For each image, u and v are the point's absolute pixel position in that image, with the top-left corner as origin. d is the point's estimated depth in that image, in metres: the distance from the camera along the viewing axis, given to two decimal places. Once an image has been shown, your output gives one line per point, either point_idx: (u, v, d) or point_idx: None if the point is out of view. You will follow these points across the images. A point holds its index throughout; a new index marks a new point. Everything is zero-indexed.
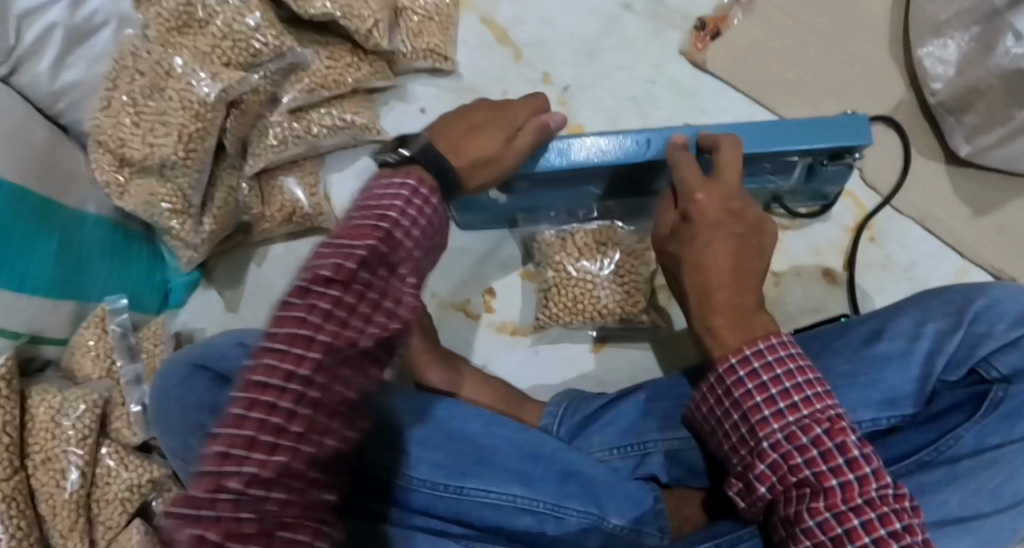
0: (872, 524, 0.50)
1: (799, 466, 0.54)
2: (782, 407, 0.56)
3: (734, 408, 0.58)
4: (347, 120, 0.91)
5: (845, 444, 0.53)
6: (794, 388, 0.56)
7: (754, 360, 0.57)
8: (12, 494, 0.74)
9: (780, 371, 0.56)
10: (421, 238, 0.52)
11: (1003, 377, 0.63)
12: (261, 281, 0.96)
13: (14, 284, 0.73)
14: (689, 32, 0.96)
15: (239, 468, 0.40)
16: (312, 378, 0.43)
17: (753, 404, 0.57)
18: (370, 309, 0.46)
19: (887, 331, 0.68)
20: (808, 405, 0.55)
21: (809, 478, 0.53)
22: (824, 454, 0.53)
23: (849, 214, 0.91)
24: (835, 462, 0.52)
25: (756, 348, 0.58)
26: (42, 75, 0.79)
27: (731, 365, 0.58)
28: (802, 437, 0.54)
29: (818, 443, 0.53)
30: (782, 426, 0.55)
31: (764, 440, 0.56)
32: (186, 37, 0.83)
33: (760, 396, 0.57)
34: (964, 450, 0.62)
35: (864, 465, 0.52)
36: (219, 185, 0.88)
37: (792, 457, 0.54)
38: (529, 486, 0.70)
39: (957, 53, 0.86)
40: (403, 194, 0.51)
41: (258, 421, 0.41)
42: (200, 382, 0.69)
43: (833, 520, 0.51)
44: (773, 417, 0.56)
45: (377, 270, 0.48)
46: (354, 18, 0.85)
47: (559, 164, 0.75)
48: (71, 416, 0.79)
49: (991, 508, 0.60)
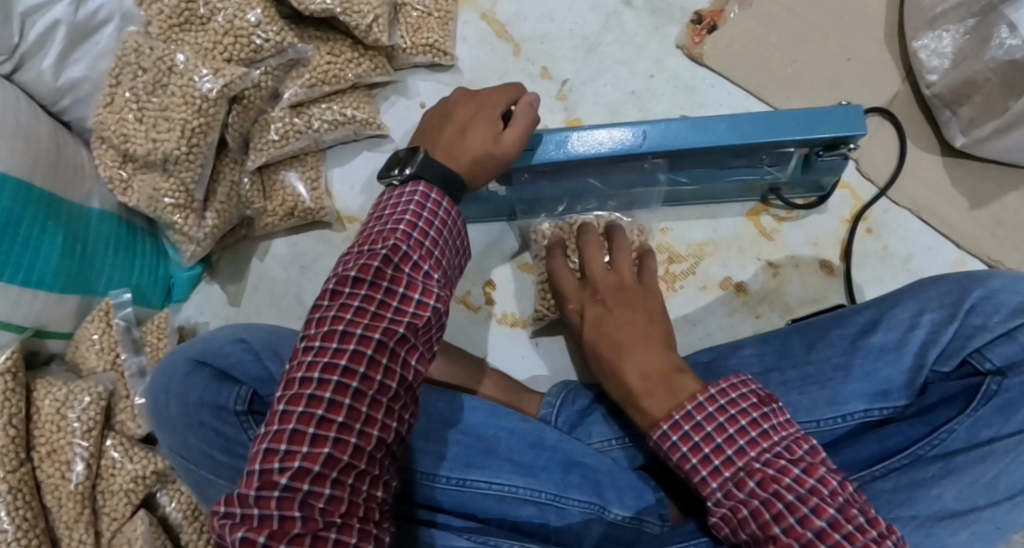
0: None
1: (746, 518, 0.56)
2: (716, 464, 0.58)
3: (678, 469, 0.61)
4: (348, 115, 0.93)
5: (779, 490, 0.55)
6: (726, 442, 0.58)
7: (684, 422, 0.60)
8: (18, 485, 0.75)
9: (710, 427, 0.58)
10: (437, 237, 0.64)
11: (998, 369, 0.63)
12: (264, 275, 0.97)
13: (20, 279, 0.75)
14: (687, 26, 0.96)
15: (290, 463, 0.53)
16: (343, 384, 0.56)
17: (691, 466, 0.59)
18: (387, 298, 0.59)
19: (883, 322, 0.68)
20: (742, 455, 0.58)
21: (756, 528, 0.55)
22: (765, 503, 0.55)
23: (846, 205, 0.91)
24: (776, 509, 0.55)
25: (685, 410, 0.60)
26: (46, 72, 0.81)
27: (664, 430, 0.61)
28: (742, 490, 0.57)
29: (756, 492, 0.56)
30: (720, 484, 0.58)
31: (707, 499, 0.59)
32: (188, 34, 0.84)
33: (696, 456, 0.59)
34: (958, 444, 0.62)
35: (802, 505, 0.54)
36: (221, 179, 0.89)
37: (738, 509, 0.57)
38: (531, 477, 0.71)
39: (953, 46, 0.86)
40: (414, 202, 0.64)
41: (306, 418, 0.55)
42: (201, 378, 0.70)
43: None
44: (710, 475, 0.58)
45: (395, 265, 0.61)
46: (354, 13, 0.85)
47: (558, 152, 0.75)
48: (76, 409, 0.79)
49: (988, 501, 0.60)
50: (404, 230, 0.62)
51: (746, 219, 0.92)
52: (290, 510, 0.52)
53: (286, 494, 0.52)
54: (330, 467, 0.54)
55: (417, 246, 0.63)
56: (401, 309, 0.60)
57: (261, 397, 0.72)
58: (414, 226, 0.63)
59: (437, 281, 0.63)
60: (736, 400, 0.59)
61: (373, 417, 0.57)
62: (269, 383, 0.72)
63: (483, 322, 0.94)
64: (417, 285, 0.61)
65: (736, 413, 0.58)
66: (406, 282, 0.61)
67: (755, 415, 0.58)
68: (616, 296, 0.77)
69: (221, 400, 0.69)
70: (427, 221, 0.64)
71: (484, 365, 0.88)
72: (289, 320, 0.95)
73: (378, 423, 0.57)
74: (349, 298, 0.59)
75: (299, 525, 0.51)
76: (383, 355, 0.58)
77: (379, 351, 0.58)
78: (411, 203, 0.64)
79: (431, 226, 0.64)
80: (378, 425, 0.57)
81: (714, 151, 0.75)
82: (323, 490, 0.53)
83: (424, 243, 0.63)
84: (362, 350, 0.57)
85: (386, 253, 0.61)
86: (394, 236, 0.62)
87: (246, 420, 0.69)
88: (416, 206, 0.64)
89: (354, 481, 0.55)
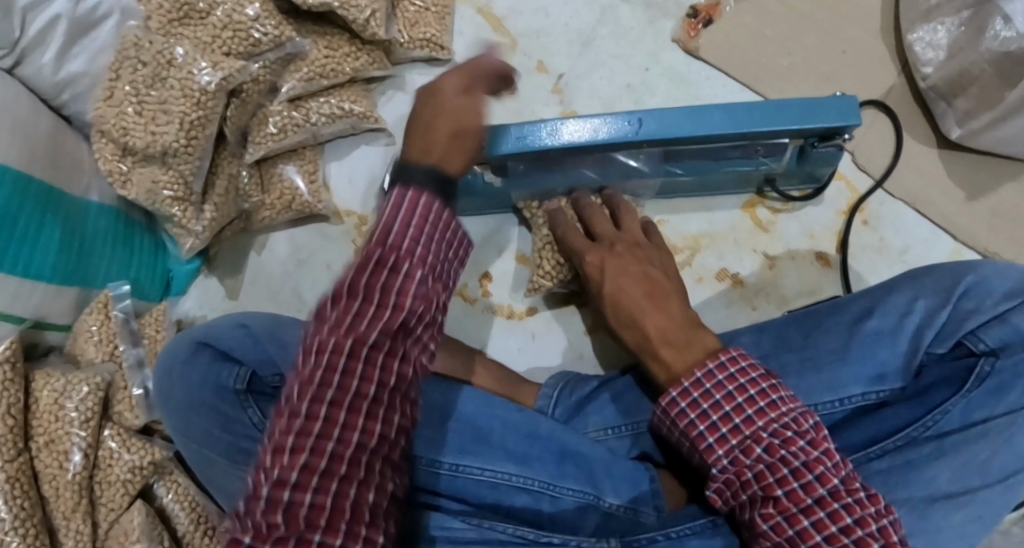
0: (822, 523, 0.55)
1: (748, 482, 0.59)
2: (723, 432, 0.61)
3: (686, 439, 0.64)
4: (346, 108, 0.93)
5: (785, 456, 0.57)
6: (734, 410, 0.60)
7: (694, 389, 0.62)
8: (16, 475, 0.75)
9: (719, 395, 0.61)
10: (431, 234, 0.53)
11: (990, 349, 0.64)
12: (263, 269, 0.97)
13: (18, 270, 0.75)
14: (682, 20, 0.97)
15: (277, 473, 0.46)
16: (333, 392, 0.49)
17: (699, 430, 0.62)
18: (378, 297, 0.51)
19: (878, 308, 0.68)
20: (750, 423, 0.60)
21: (759, 490, 0.58)
22: (769, 468, 0.58)
23: (842, 197, 0.91)
24: (780, 473, 0.57)
25: (693, 378, 0.62)
26: (46, 66, 0.81)
27: (673, 398, 0.63)
28: (748, 456, 0.59)
29: (761, 458, 0.59)
30: (727, 451, 0.61)
31: (713, 466, 0.61)
32: (187, 28, 0.85)
33: (704, 424, 0.62)
34: (952, 425, 0.63)
35: (806, 473, 0.56)
36: (219, 172, 0.90)
37: (741, 471, 0.60)
38: (524, 465, 0.72)
39: (948, 38, 0.87)
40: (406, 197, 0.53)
41: (293, 429, 0.48)
42: (202, 360, 0.74)
43: (784, 524, 0.56)
44: (717, 443, 0.61)
45: (383, 267, 0.51)
46: (352, 7, 0.86)
47: (521, 147, 0.75)
48: (74, 399, 0.79)
49: (980, 483, 0.61)
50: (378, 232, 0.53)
51: (741, 212, 0.92)
52: (274, 517, 0.45)
53: (270, 501, 0.46)
54: (319, 477, 0.47)
55: (409, 244, 0.52)
56: (392, 313, 0.51)
57: (262, 377, 0.75)
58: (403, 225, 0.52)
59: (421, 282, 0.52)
60: (751, 368, 0.61)
61: (369, 425, 0.49)
62: (269, 364, 0.75)
63: (480, 314, 0.94)
64: (409, 288, 0.52)
65: (745, 382, 0.61)
66: (380, 288, 0.51)
67: (765, 385, 0.60)
68: (632, 250, 0.80)
69: (222, 380, 0.73)
70: (421, 218, 0.52)
71: (481, 356, 0.88)
72: (287, 313, 0.96)
73: (374, 430, 0.50)
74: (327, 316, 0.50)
75: (284, 532, 0.45)
76: (380, 355, 0.50)
77: (375, 352, 0.50)
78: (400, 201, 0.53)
79: (408, 222, 0.52)
80: (376, 433, 0.50)
81: (714, 141, 0.75)
82: (306, 497, 0.46)
83: (407, 244, 0.52)
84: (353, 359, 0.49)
85: (378, 257, 0.51)
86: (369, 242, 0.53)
87: (246, 399, 0.73)
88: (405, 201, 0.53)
89: (339, 485, 0.47)
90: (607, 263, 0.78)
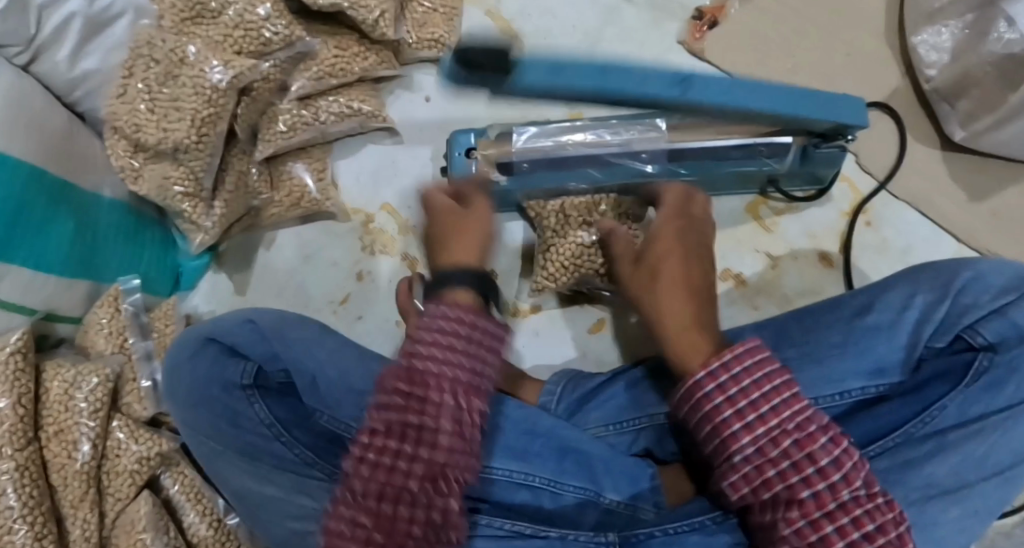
0: (845, 529, 0.53)
1: (771, 479, 0.54)
2: (751, 420, 0.54)
3: (702, 423, 0.57)
4: (354, 107, 0.94)
5: (814, 452, 0.53)
6: (763, 398, 0.55)
7: (721, 371, 0.56)
8: (26, 464, 0.76)
9: (747, 381, 0.55)
10: (473, 340, 0.53)
11: (989, 344, 0.65)
12: (271, 265, 0.99)
13: (30, 262, 0.76)
14: (687, 22, 0.97)
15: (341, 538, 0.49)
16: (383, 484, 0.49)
17: (721, 414, 0.55)
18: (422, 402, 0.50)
19: (878, 303, 0.71)
20: (774, 412, 0.54)
21: (782, 489, 0.54)
22: (795, 465, 0.54)
23: (845, 199, 0.91)
24: (807, 472, 0.53)
25: (722, 360, 0.56)
26: (61, 63, 0.82)
27: (699, 378, 0.57)
28: (775, 447, 0.54)
29: (790, 452, 0.54)
30: (753, 441, 0.55)
31: (734, 456, 0.55)
32: (200, 27, 0.87)
33: (728, 409, 0.55)
34: (948, 421, 0.64)
35: (835, 472, 0.53)
36: (229, 169, 0.91)
37: (762, 464, 0.54)
38: (524, 462, 0.75)
39: (951, 40, 0.87)
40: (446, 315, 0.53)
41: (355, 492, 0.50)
42: (209, 355, 0.75)
43: (808, 529, 0.53)
44: (743, 431, 0.55)
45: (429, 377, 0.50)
46: (361, 8, 0.87)
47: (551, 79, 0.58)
48: (84, 389, 0.81)
49: (977, 477, 0.62)
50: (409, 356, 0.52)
51: (744, 213, 0.92)
52: None
53: None
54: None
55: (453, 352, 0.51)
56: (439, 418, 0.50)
57: (268, 373, 0.76)
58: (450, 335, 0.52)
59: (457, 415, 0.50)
60: (772, 355, 0.57)
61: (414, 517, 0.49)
62: (275, 360, 0.76)
63: None
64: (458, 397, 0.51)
65: (770, 372, 0.56)
66: (421, 430, 0.49)
67: (787, 377, 0.56)
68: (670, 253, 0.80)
69: (228, 375, 0.74)
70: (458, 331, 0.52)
71: None
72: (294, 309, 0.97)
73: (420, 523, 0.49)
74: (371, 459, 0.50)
75: None
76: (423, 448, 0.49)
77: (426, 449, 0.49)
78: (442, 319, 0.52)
79: (439, 344, 0.52)
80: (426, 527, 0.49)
81: (730, 115, 0.68)
82: None
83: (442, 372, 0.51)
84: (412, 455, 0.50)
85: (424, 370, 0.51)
86: (401, 365, 0.52)
87: (252, 394, 0.74)
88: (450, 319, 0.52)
89: None
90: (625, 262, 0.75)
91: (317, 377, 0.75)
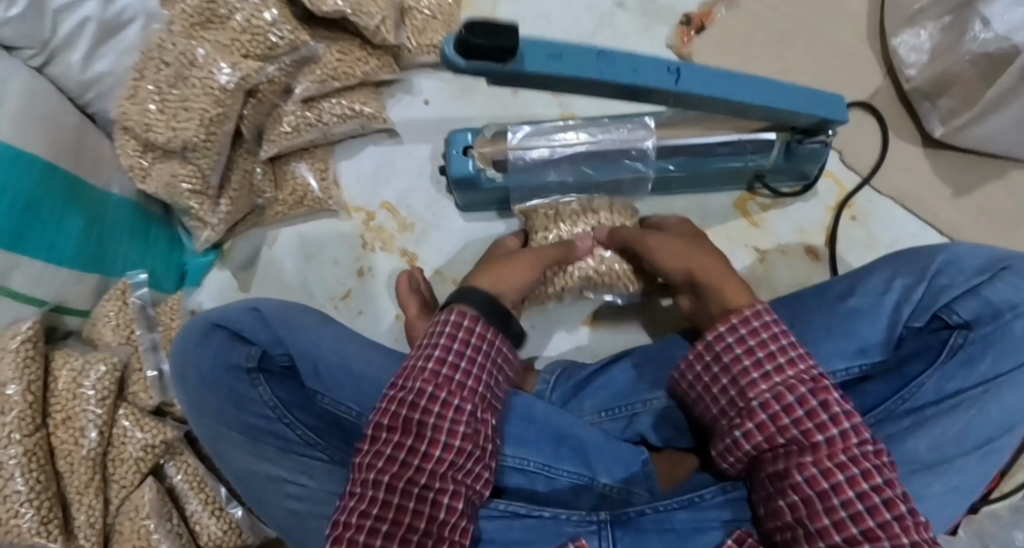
0: (855, 478, 0.62)
1: (787, 424, 0.66)
2: (767, 369, 0.68)
3: (723, 374, 0.70)
4: (355, 110, 0.98)
5: (827, 402, 0.65)
6: (777, 351, 0.68)
7: (741, 327, 0.70)
8: (34, 448, 0.78)
9: (765, 336, 0.69)
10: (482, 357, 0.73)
11: (964, 322, 0.71)
12: (275, 262, 1.01)
13: (42, 254, 0.80)
14: (676, 27, 1.01)
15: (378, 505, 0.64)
16: (404, 460, 0.66)
17: (741, 368, 0.69)
18: (439, 403, 0.68)
19: (859, 287, 0.74)
20: (782, 368, 0.68)
21: (798, 434, 0.65)
22: (809, 413, 0.65)
23: (831, 194, 0.94)
24: (820, 418, 0.65)
25: (743, 317, 0.71)
26: (74, 66, 0.86)
27: (720, 333, 0.71)
28: (792, 393, 0.66)
29: (801, 403, 0.66)
30: (770, 387, 0.67)
31: (754, 400, 0.68)
32: (208, 32, 0.89)
33: (748, 360, 0.69)
34: (927, 397, 0.70)
35: (843, 421, 0.65)
36: (235, 168, 0.95)
37: (776, 409, 0.66)
38: (520, 447, 0.78)
39: (930, 42, 0.91)
40: (448, 334, 0.72)
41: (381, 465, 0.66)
42: (216, 340, 0.77)
43: (820, 475, 0.63)
44: (761, 379, 0.68)
45: (446, 383, 0.70)
46: (364, 14, 0.91)
47: (548, 67, 0.62)
48: (91, 377, 0.83)
49: (957, 452, 0.67)
50: (434, 366, 0.70)
51: (733, 209, 0.95)
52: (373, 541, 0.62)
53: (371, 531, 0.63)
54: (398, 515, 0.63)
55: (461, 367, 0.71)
56: (443, 413, 0.68)
57: (272, 356, 0.79)
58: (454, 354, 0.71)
59: (468, 412, 0.69)
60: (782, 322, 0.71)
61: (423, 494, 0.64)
62: (280, 345, 0.79)
63: None
64: (457, 405, 0.69)
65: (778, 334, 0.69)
66: (431, 425, 0.67)
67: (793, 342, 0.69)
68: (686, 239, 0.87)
69: (234, 359, 0.78)
70: (473, 346, 0.73)
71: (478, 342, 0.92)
72: None
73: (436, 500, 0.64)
74: (392, 442, 0.67)
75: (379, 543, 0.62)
76: (441, 434, 0.67)
77: (445, 445, 0.67)
78: (450, 338, 0.72)
79: (457, 359, 0.71)
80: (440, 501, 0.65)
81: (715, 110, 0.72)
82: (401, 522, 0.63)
83: (452, 377, 0.70)
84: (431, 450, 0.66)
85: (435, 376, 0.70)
86: (425, 372, 0.70)
87: (257, 378, 0.78)
88: (459, 337, 0.72)
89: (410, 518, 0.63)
90: (666, 249, 0.83)
91: (318, 364, 0.77)
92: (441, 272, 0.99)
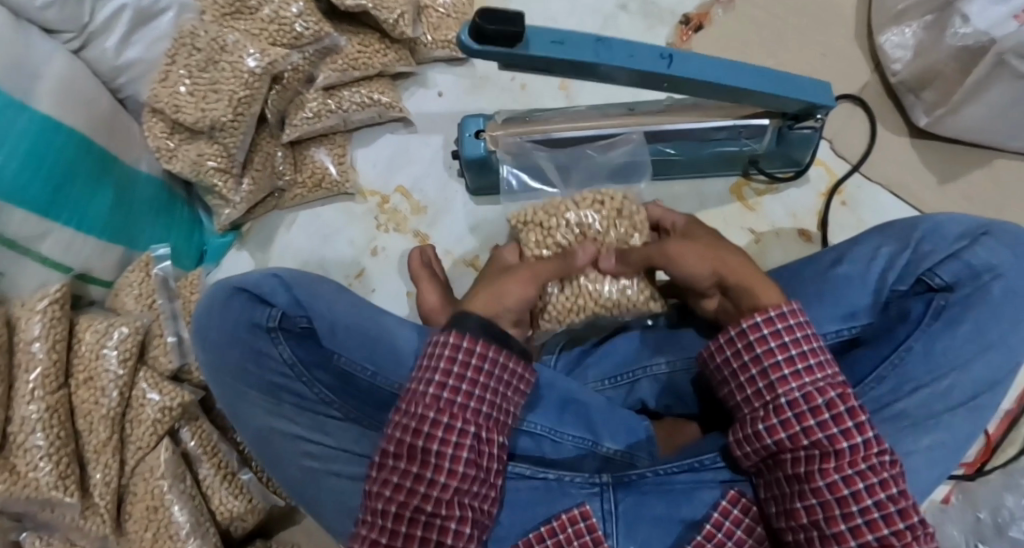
0: (874, 488, 0.63)
1: (812, 427, 0.66)
2: (799, 369, 0.68)
3: (752, 367, 0.70)
4: (374, 98, 1.03)
5: (853, 408, 0.66)
6: (808, 352, 0.68)
7: (777, 321, 0.69)
8: (56, 405, 0.81)
9: (798, 335, 0.69)
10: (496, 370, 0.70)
11: (945, 283, 0.74)
12: (290, 245, 1.05)
13: (73, 222, 0.83)
14: (676, 27, 1.08)
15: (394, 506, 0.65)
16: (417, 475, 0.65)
17: (772, 364, 0.69)
18: (449, 416, 0.67)
19: (849, 256, 0.77)
20: (813, 369, 0.68)
21: (821, 437, 0.65)
22: (835, 417, 0.65)
23: (822, 181, 0.99)
24: (846, 425, 0.65)
25: (779, 311, 0.70)
26: (109, 50, 0.89)
27: (755, 323, 0.70)
28: (821, 396, 0.66)
29: (828, 409, 0.66)
30: (800, 386, 0.67)
31: (782, 396, 0.68)
32: (239, 22, 0.95)
33: (779, 356, 0.69)
34: (916, 358, 0.72)
35: (867, 430, 0.65)
36: (257, 150, 1.00)
37: (801, 408, 0.66)
38: (528, 410, 0.80)
39: (914, 39, 0.97)
40: (450, 350, 0.69)
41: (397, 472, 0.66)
42: (237, 301, 0.80)
43: (841, 481, 0.64)
44: (792, 377, 0.68)
45: (455, 395, 0.68)
46: (384, 9, 0.97)
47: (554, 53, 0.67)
48: (113, 340, 0.85)
49: (943, 408, 0.71)
50: (436, 380, 0.68)
51: (730, 193, 1.00)
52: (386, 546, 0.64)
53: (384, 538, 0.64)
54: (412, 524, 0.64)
55: (473, 379, 0.68)
56: (449, 428, 0.66)
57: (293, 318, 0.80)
58: (467, 362, 0.69)
59: (470, 436, 0.67)
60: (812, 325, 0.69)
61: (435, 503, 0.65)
62: (299, 306, 0.80)
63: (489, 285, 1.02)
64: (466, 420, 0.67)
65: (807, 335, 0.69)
66: (437, 443, 0.66)
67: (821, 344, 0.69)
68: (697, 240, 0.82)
69: (256, 317, 0.80)
70: (479, 356, 0.69)
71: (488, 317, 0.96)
72: None
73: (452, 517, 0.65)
74: (411, 450, 0.66)
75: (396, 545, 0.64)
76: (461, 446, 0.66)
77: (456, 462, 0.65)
78: (458, 351, 0.69)
79: (470, 374, 0.69)
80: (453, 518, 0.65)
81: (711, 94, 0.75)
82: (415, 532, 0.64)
83: (460, 389, 0.68)
84: (439, 461, 0.65)
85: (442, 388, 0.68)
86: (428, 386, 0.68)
87: (276, 336, 0.80)
88: (465, 348, 0.69)
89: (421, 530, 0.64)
90: (689, 250, 0.78)
91: (335, 323, 0.80)
92: (452, 253, 1.03)
